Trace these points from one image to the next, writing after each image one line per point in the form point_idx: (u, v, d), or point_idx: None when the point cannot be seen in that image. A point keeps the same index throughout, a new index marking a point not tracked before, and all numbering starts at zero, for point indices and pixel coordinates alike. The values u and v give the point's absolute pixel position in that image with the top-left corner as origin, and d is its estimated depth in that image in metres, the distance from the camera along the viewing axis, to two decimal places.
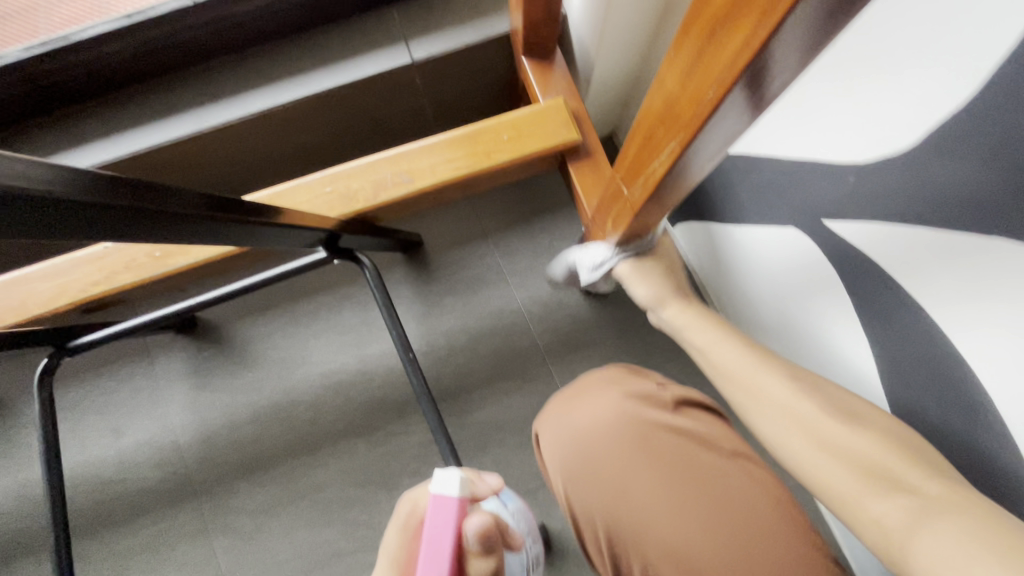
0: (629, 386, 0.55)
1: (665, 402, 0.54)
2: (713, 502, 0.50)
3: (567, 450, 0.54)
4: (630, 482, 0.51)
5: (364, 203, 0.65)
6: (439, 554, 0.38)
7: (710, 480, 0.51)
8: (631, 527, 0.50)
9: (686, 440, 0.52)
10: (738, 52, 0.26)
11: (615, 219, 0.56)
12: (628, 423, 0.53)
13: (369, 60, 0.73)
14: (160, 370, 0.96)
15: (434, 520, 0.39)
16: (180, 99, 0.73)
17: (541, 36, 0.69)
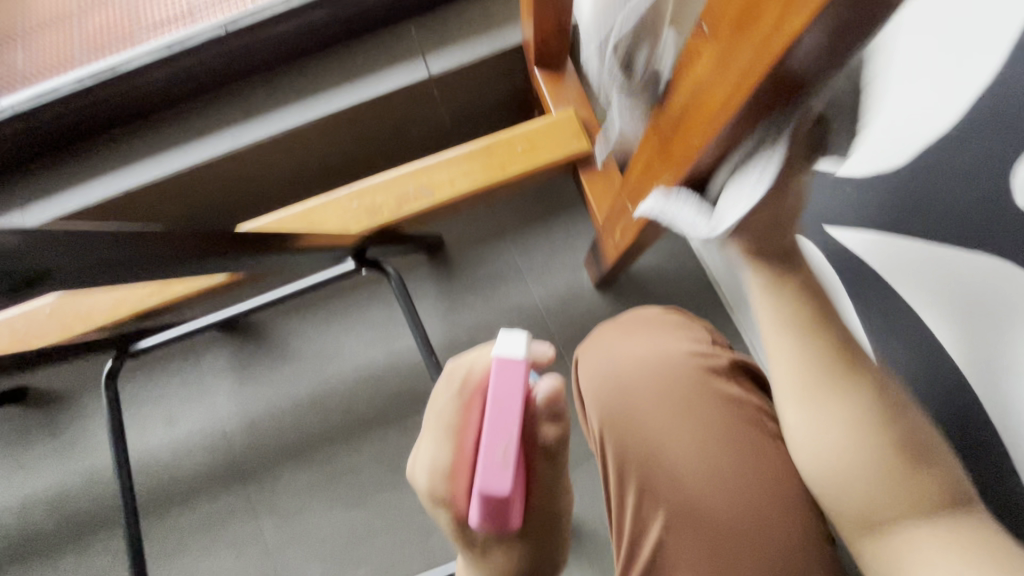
0: (684, 341, 0.63)
1: (719, 367, 0.62)
2: (742, 462, 0.57)
3: (611, 375, 0.62)
4: (661, 412, 0.59)
5: (387, 216, 0.71)
6: (508, 418, 0.44)
7: (746, 444, 0.57)
8: (656, 467, 0.57)
9: (724, 395, 0.60)
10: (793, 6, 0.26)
11: (625, 228, 0.59)
12: (676, 367, 0.61)
13: (390, 75, 0.77)
14: (207, 364, 1.04)
15: (504, 383, 0.45)
16: (216, 118, 0.78)
17: (553, 49, 0.72)
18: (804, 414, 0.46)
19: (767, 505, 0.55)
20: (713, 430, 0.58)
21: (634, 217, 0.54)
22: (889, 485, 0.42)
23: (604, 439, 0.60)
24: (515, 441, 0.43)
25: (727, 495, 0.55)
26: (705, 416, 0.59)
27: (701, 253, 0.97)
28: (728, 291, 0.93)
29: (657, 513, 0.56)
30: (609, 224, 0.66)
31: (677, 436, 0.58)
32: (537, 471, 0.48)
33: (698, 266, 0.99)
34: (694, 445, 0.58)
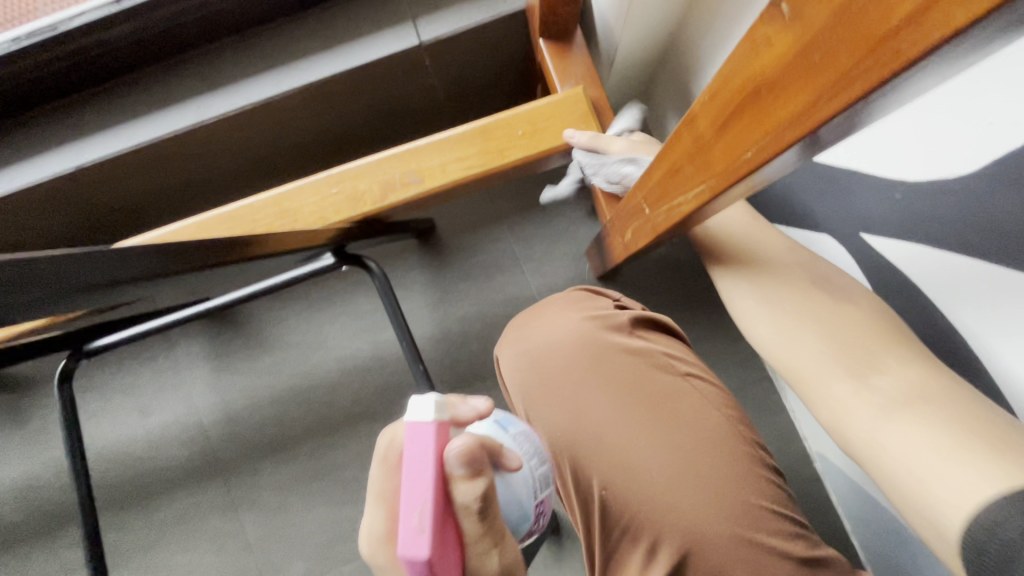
0: (589, 309, 0.58)
1: (622, 323, 0.56)
2: (660, 414, 0.52)
3: (528, 368, 0.57)
4: (582, 394, 0.53)
5: (372, 205, 0.63)
6: (421, 488, 0.30)
7: (659, 396, 0.52)
8: (583, 437, 0.52)
9: (638, 356, 0.54)
10: (862, 45, 0.17)
11: (637, 233, 0.52)
12: (585, 339, 0.55)
13: (375, 41, 0.68)
14: (182, 352, 0.98)
15: (412, 446, 0.32)
16: (178, 87, 0.69)
17: (561, 17, 0.63)
18: (766, 299, 0.52)
19: (695, 455, 0.50)
20: (627, 387, 0.53)
21: (650, 223, 0.47)
22: (840, 343, 0.46)
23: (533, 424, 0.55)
24: (432, 515, 0.30)
25: (653, 454, 0.50)
26: (617, 374, 0.53)
27: None
28: None
29: (594, 488, 0.51)
30: (619, 221, 0.59)
31: (597, 404, 0.53)
32: (493, 551, 0.33)
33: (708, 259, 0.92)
34: (611, 403, 0.53)
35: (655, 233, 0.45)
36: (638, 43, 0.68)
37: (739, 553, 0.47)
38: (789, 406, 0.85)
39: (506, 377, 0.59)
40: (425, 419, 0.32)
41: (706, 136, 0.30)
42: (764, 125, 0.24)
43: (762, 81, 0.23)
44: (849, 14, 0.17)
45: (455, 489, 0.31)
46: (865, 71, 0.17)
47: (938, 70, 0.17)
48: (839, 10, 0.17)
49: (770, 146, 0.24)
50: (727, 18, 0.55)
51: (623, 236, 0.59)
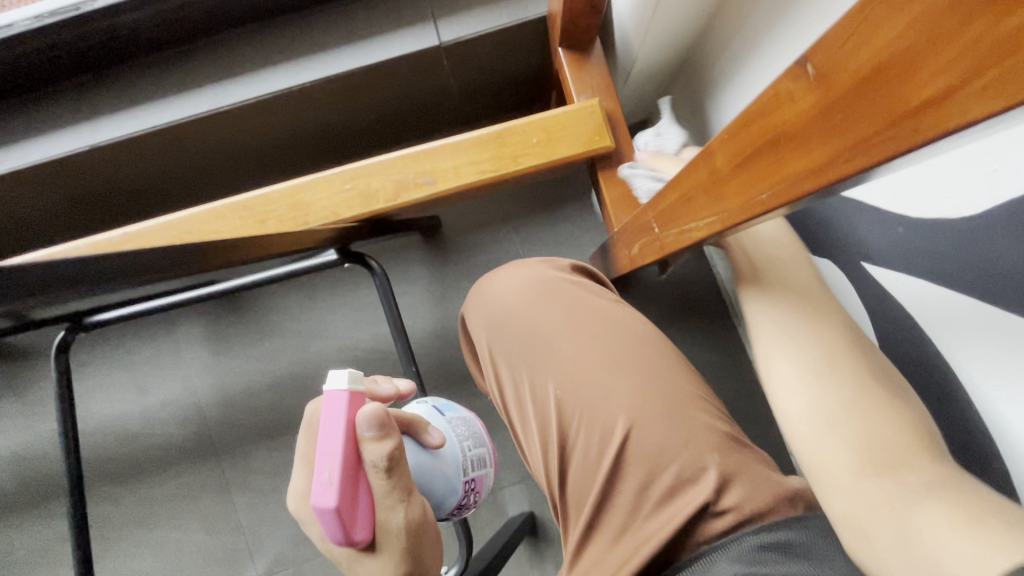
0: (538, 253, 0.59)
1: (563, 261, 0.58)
2: (601, 322, 0.52)
3: (485, 309, 0.56)
4: (533, 315, 0.53)
5: (384, 204, 0.64)
6: (331, 449, 0.31)
7: (601, 308, 0.53)
8: (537, 352, 0.51)
9: (580, 283, 0.55)
10: (884, 114, 0.18)
11: (645, 250, 0.53)
12: (534, 271, 0.56)
13: (394, 40, 0.69)
14: (181, 333, 0.99)
15: (326, 412, 0.32)
16: (196, 72, 0.70)
17: (581, 28, 0.64)
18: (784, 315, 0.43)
19: (636, 354, 0.50)
20: (573, 307, 0.53)
21: (659, 242, 0.48)
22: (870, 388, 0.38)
23: (494, 357, 0.54)
24: (341, 472, 0.31)
25: (599, 354, 0.50)
26: (564, 294, 0.53)
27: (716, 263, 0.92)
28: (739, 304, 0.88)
29: (550, 394, 0.50)
30: (627, 236, 0.60)
31: (547, 323, 0.52)
32: (399, 505, 0.34)
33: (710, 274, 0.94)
34: (560, 315, 0.52)
35: (666, 252, 0.46)
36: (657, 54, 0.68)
37: (678, 427, 0.47)
38: (778, 422, 0.87)
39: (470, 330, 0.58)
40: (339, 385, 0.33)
41: (723, 172, 0.31)
42: (784, 168, 0.24)
43: (784, 130, 0.24)
44: (874, 85, 0.18)
45: (363, 448, 0.32)
46: (884, 142, 0.18)
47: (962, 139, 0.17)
48: (866, 80, 0.18)
49: (795, 191, 0.24)
50: (749, 38, 0.56)
51: (631, 248, 0.59)
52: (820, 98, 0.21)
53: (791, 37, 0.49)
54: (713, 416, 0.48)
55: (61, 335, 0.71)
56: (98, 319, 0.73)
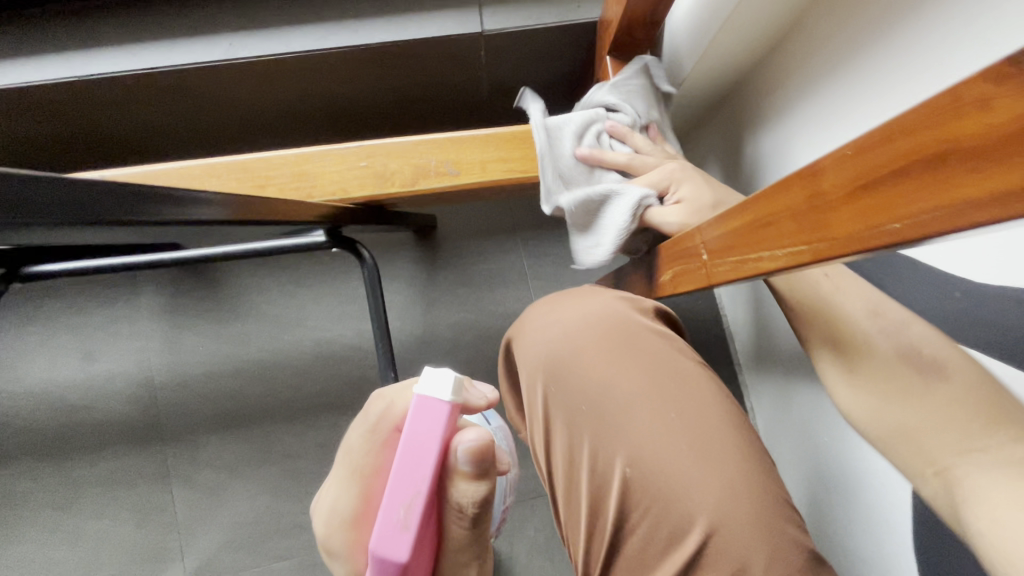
0: (615, 290, 0.50)
1: (645, 307, 0.49)
2: (687, 396, 0.43)
3: (548, 349, 0.47)
4: (606, 372, 0.44)
5: (398, 188, 0.58)
6: (417, 473, 0.29)
7: (688, 381, 0.44)
8: (607, 416, 0.43)
9: (664, 339, 0.46)
10: None
11: (680, 277, 0.49)
12: (612, 317, 0.47)
13: (431, 17, 0.64)
14: (144, 300, 0.90)
15: (417, 426, 0.29)
16: (210, 16, 0.63)
17: (633, 37, 0.61)
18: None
19: (727, 448, 0.42)
20: (656, 372, 0.44)
21: (705, 270, 0.44)
22: (953, 408, 0.37)
23: (550, 408, 0.46)
24: (420, 510, 0.28)
25: (683, 442, 0.42)
26: (647, 355, 0.45)
27: (723, 305, 0.90)
28: (744, 349, 0.85)
29: (616, 471, 0.42)
30: (656, 260, 0.56)
31: (623, 385, 0.44)
32: (466, 557, 0.34)
33: (716, 314, 0.91)
34: (641, 382, 0.44)
35: (711, 280, 0.42)
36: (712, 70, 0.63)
37: (764, 540, 0.39)
38: None
39: (520, 365, 0.49)
40: (439, 401, 0.29)
41: (833, 196, 0.27)
42: (953, 196, 0.20)
43: (947, 148, 0.20)
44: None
45: (452, 485, 0.31)
46: None
47: None
48: None
49: (954, 220, 0.20)
50: (824, 65, 0.51)
51: (660, 274, 0.55)
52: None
53: (878, 64, 0.44)
54: (798, 525, 0.41)
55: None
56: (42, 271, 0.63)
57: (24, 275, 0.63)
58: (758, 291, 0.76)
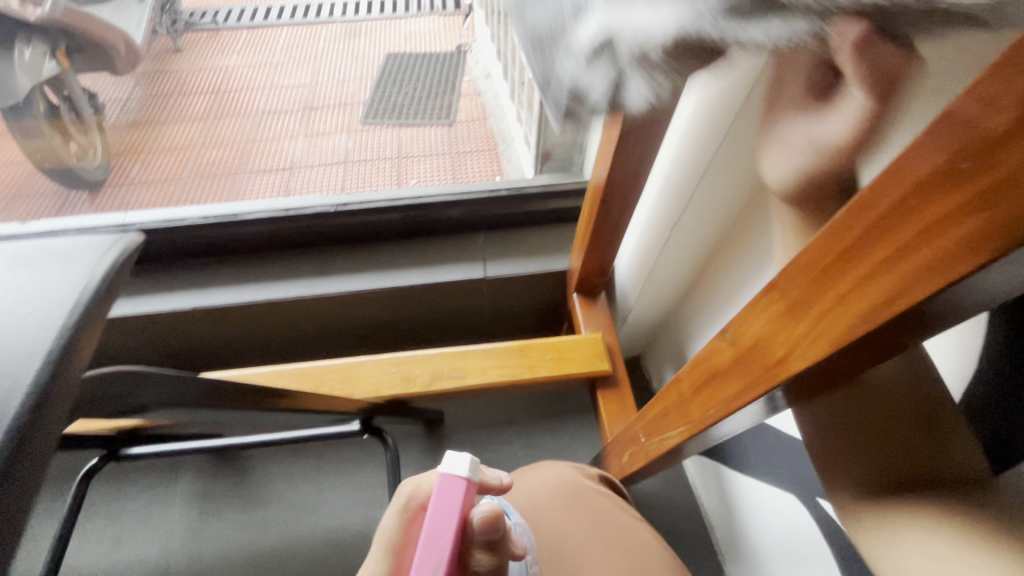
0: (572, 463, 0.69)
1: (592, 474, 0.67)
2: (625, 539, 0.58)
3: (523, 505, 0.63)
4: (564, 522, 0.59)
5: (420, 387, 0.77)
6: (440, 539, 0.35)
7: (624, 528, 0.59)
8: (566, 557, 0.56)
9: (608, 497, 0.63)
10: (793, 339, 0.29)
11: (633, 457, 0.64)
12: (569, 480, 0.64)
13: (451, 269, 0.92)
14: (180, 486, 1.01)
15: (441, 499, 0.37)
16: (298, 268, 0.91)
17: (592, 282, 0.86)
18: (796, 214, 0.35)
19: None
20: (601, 520, 0.59)
21: (645, 449, 0.59)
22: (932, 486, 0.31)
23: None
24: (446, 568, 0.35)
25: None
26: (595, 506, 0.61)
27: (698, 491, 1.00)
28: (722, 535, 0.93)
29: None
30: (618, 445, 0.71)
31: (577, 531, 0.59)
32: None
33: (693, 498, 1.00)
34: (591, 529, 0.59)
35: (649, 456, 0.57)
36: (666, 275, 0.80)
37: None
38: None
39: None
40: (457, 476, 0.38)
41: (693, 389, 0.43)
42: (723, 394, 0.38)
43: (727, 362, 0.37)
44: (786, 323, 0.30)
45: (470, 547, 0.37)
46: (792, 358, 0.29)
47: (834, 367, 0.29)
48: (776, 322, 0.31)
49: (743, 396, 0.35)
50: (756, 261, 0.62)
51: (621, 457, 0.69)
52: (754, 334, 0.33)
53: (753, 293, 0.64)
54: None
55: (92, 462, 0.74)
56: (133, 454, 0.76)
57: (118, 455, 0.76)
58: (720, 473, 0.88)
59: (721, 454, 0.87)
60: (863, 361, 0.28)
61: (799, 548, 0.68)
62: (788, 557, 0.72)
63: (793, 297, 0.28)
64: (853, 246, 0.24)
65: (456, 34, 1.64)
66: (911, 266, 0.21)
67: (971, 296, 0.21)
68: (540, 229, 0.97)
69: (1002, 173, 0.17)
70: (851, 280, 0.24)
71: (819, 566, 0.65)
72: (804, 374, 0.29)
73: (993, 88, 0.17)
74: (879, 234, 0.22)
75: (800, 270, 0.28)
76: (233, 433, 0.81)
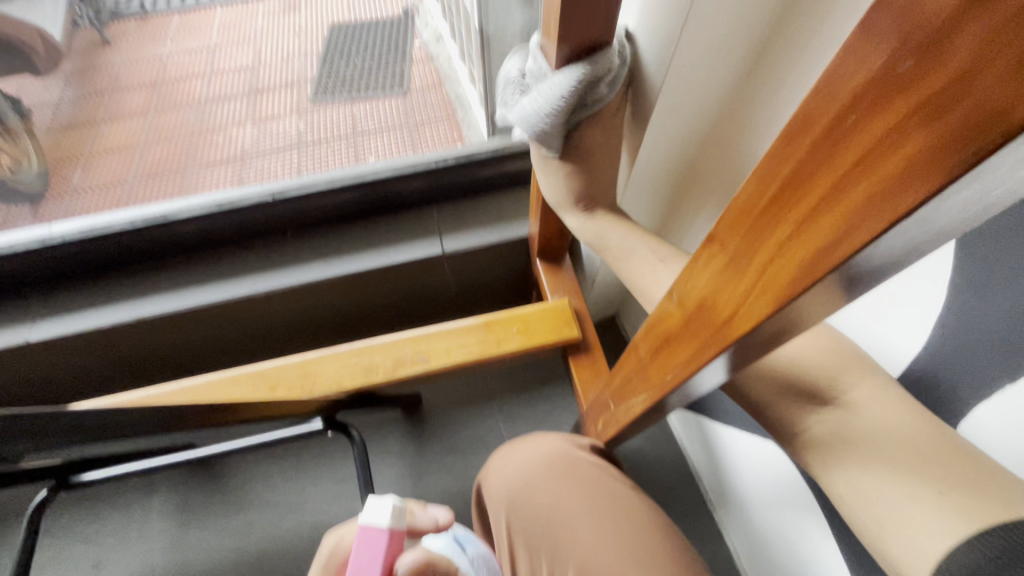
0: (563, 434, 0.64)
1: (584, 446, 0.63)
2: (618, 512, 0.55)
3: (513, 483, 0.60)
4: (555, 500, 0.57)
5: (383, 376, 0.73)
6: None
7: (618, 499, 0.56)
8: (558, 535, 0.55)
9: (602, 470, 0.59)
10: (738, 299, 0.25)
11: (606, 424, 0.61)
12: (559, 454, 0.60)
13: (407, 248, 0.87)
14: (156, 501, 0.97)
15: (360, 555, 0.40)
16: (244, 264, 0.86)
17: (554, 246, 0.82)
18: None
19: (650, 548, 0.52)
20: (592, 495, 0.56)
21: (615, 415, 0.56)
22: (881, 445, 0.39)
23: (513, 536, 0.58)
24: None
25: (617, 550, 0.52)
26: (585, 479, 0.58)
27: (684, 445, 0.99)
28: (711, 485, 0.92)
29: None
30: (593, 411, 0.68)
31: (569, 509, 0.56)
32: None
33: (679, 452, 1.00)
34: (583, 504, 0.56)
35: (620, 423, 0.54)
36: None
37: None
38: None
39: (491, 497, 0.62)
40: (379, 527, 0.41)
41: (650, 355, 0.40)
42: (678, 360, 0.35)
43: (678, 327, 0.34)
44: (728, 281, 0.26)
45: None
46: (738, 319, 0.26)
47: (786, 324, 0.25)
48: (719, 278, 0.27)
49: (696, 362, 0.32)
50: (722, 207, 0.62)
51: (596, 424, 0.67)
52: (700, 294, 0.29)
53: None
54: None
55: (43, 493, 0.70)
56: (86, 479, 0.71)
57: (70, 484, 0.72)
58: (702, 426, 0.87)
59: (703, 408, 0.85)
60: (813, 317, 0.25)
61: (785, 496, 0.67)
62: (774, 505, 0.71)
63: (733, 248, 0.25)
64: (787, 186, 0.20)
65: None
66: (853, 203, 0.17)
67: (927, 228, 0.17)
68: (498, 196, 0.92)
69: (954, 67, 0.13)
70: (792, 223, 0.20)
71: (804, 512, 0.64)
72: (755, 335, 0.26)
73: None
74: (815, 165, 0.18)
75: (737, 217, 0.24)
76: (194, 444, 0.77)
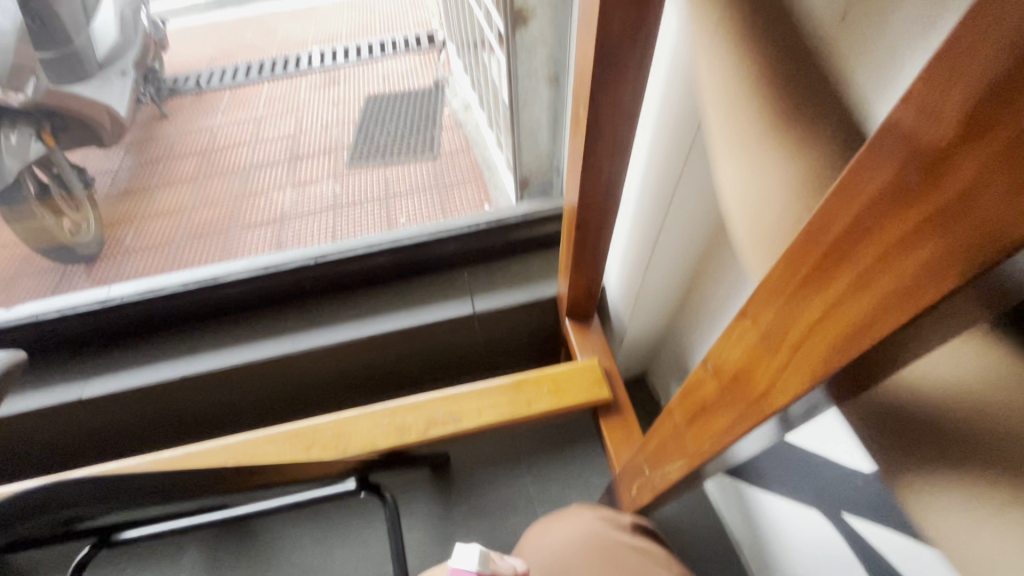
0: (601, 510, 0.63)
1: (625, 523, 0.61)
2: None
3: (550, 567, 0.60)
4: None
5: (414, 437, 0.74)
6: None
7: None
8: None
9: (644, 554, 0.57)
10: (772, 375, 0.27)
11: (641, 491, 0.60)
12: (597, 536, 0.59)
13: (438, 308, 0.90)
14: (185, 561, 0.97)
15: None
16: (284, 323, 0.90)
17: (582, 306, 0.84)
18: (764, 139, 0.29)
19: None
20: None
21: (650, 481, 0.55)
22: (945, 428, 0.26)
23: None
24: None
25: None
26: (624, 564, 0.56)
27: (721, 510, 0.95)
28: (752, 555, 0.88)
29: None
30: (627, 476, 0.67)
31: None
32: None
33: (717, 519, 0.95)
34: None
35: (655, 490, 0.54)
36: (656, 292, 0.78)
37: None
38: None
39: None
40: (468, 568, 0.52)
41: (684, 423, 0.41)
42: (713, 428, 0.35)
43: (713, 397, 0.35)
44: (760, 355, 0.27)
45: None
46: (773, 394, 0.27)
47: (821, 399, 0.26)
48: (752, 352, 0.28)
49: (732, 432, 0.33)
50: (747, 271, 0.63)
51: (630, 489, 0.66)
52: (734, 366, 0.31)
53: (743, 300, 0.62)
54: None
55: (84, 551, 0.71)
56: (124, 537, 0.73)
57: (110, 542, 0.73)
58: (740, 491, 0.84)
59: (739, 471, 0.82)
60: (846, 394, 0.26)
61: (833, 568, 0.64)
62: None
63: (766, 324, 0.26)
64: (812, 274, 0.22)
65: (432, 70, 1.66)
66: (877, 295, 0.19)
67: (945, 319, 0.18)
68: (526, 257, 0.95)
69: (959, 187, 0.15)
70: (819, 308, 0.22)
71: None
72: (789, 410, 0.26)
73: (931, 97, 0.15)
74: (838, 258, 0.20)
75: (767, 296, 0.25)
76: (228, 504, 0.78)
